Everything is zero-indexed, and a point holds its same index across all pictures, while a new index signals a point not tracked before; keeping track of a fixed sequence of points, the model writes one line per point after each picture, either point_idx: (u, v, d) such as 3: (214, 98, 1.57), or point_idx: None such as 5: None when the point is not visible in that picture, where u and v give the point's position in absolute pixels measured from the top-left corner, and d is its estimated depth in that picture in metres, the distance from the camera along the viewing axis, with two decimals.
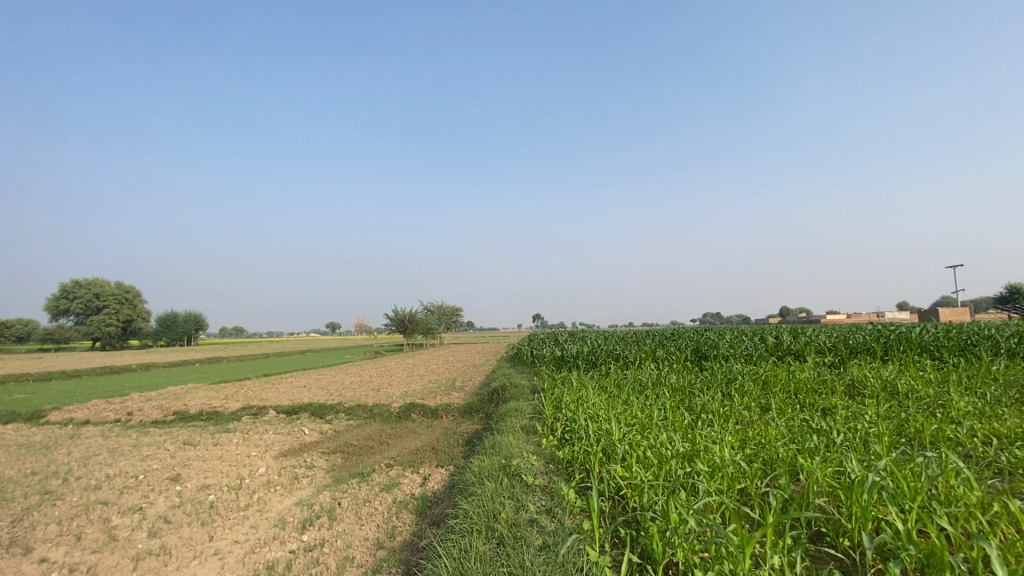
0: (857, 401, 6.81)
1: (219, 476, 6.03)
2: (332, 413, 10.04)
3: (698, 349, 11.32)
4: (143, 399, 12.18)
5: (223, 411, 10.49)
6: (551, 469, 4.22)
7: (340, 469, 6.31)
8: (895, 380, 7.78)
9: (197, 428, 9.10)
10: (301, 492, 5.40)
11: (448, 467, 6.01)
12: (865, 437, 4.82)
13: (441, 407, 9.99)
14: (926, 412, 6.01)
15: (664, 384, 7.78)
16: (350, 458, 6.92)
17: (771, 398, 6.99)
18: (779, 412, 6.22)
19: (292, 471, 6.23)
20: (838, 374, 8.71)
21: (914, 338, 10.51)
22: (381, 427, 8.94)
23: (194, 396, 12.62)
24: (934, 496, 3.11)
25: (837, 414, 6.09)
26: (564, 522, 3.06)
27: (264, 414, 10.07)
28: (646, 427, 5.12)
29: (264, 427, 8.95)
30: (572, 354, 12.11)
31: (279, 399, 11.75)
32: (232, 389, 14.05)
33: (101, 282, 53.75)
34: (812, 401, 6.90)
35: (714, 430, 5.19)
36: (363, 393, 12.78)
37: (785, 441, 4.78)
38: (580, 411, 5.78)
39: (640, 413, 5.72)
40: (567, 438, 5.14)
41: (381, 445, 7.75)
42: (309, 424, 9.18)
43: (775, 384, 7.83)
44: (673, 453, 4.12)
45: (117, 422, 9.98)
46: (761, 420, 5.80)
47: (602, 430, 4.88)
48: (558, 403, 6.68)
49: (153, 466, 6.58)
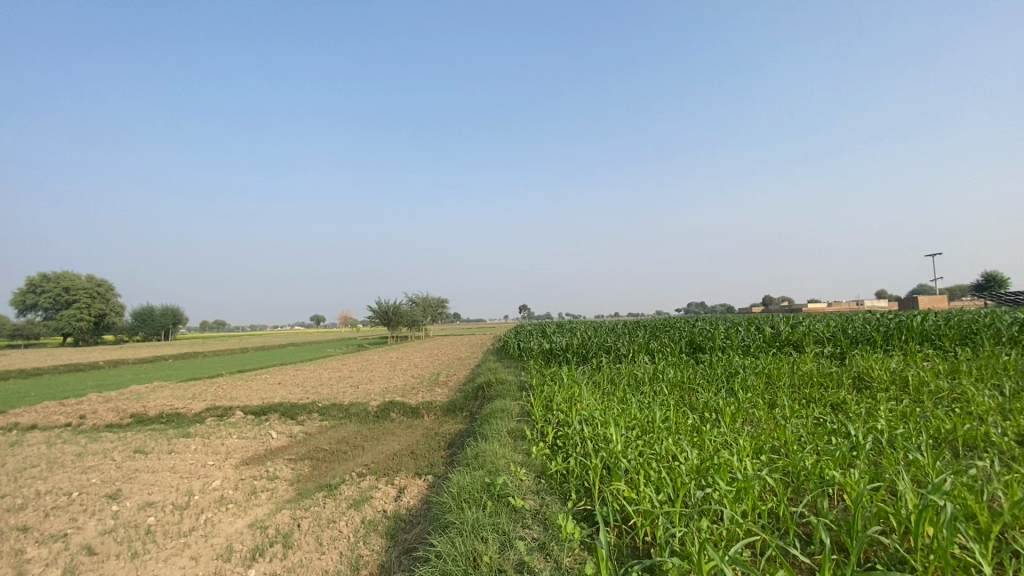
0: (869, 397, 6.30)
1: (165, 492, 5.32)
2: (304, 414, 9.30)
3: (692, 340, 10.85)
4: (101, 400, 11.29)
5: (186, 412, 9.69)
6: (543, 487, 3.61)
7: (305, 481, 5.61)
8: (904, 373, 7.34)
9: (153, 432, 8.34)
10: (256, 512, 4.72)
11: (427, 477, 5.35)
12: (895, 440, 4.29)
13: (422, 406, 9.34)
14: (946, 409, 5.55)
15: (663, 379, 7.20)
16: (319, 466, 6.23)
17: (777, 393, 6.48)
18: (789, 410, 5.69)
19: (250, 485, 5.53)
20: (842, 365, 8.25)
21: (915, 326, 10.08)
22: (357, 429, 8.25)
23: (158, 396, 11.80)
24: (1010, 522, 2.58)
25: (853, 411, 5.60)
26: (562, 566, 2.48)
27: (231, 416, 9.33)
28: (648, 433, 4.54)
29: (227, 431, 8.22)
30: (561, 346, 11.50)
31: (249, 399, 10.96)
32: (200, 387, 13.23)
33: (72, 276, 51.86)
34: (822, 397, 6.38)
35: (725, 433, 4.63)
36: (340, 390, 12.08)
37: (806, 445, 4.25)
38: (573, 412, 5.17)
39: (640, 415, 5.15)
40: (560, 446, 4.52)
41: (356, 449, 7.09)
42: (278, 427, 8.44)
43: (779, 376, 7.33)
44: (685, 466, 3.54)
45: (67, 426, 9.16)
46: (772, 420, 5.26)
47: (600, 438, 4.28)
48: (549, 402, 6.05)
49: (93, 480, 5.83)
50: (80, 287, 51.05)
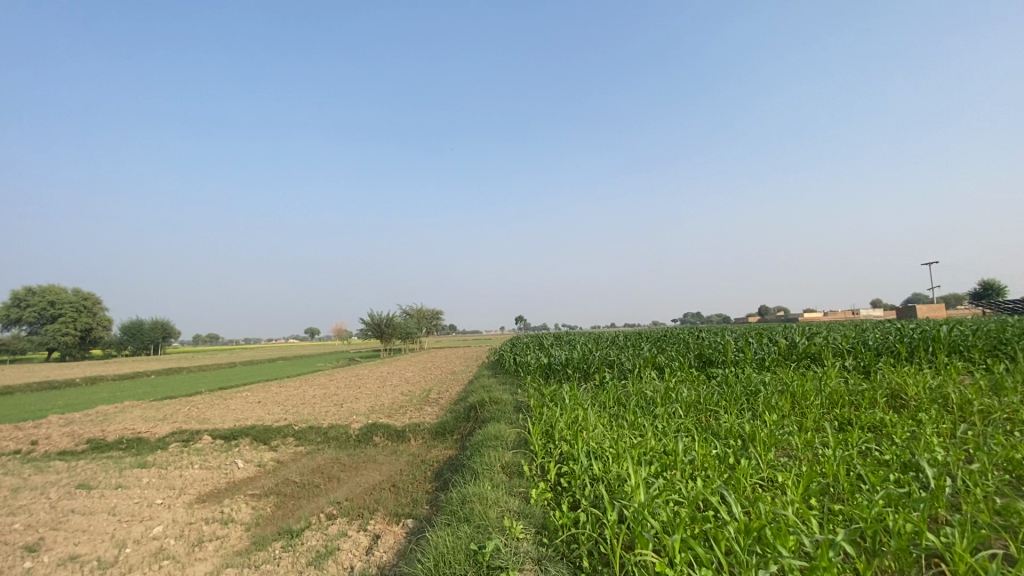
0: (912, 421, 5.56)
1: (95, 542, 4.49)
2: (278, 439, 8.44)
3: (702, 354, 10.07)
4: (61, 423, 10.35)
5: (148, 437, 8.79)
6: (547, 554, 2.84)
7: (264, 526, 4.76)
8: (944, 389, 6.60)
9: (106, 461, 7.46)
10: (196, 570, 3.89)
11: (406, 522, 4.51)
12: (972, 479, 3.59)
13: (409, 428, 8.51)
14: (1012, 435, 4.81)
15: (676, 400, 6.41)
16: (284, 505, 5.38)
17: (806, 416, 5.72)
18: (829, 437, 4.94)
19: (198, 532, 4.68)
20: (871, 381, 7.49)
21: (941, 337, 9.35)
22: (335, 456, 7.43)
23: (123, 417, 10.86)
24: None
25: (900, 439, 4.89)
26: None
27: (198, 442, 8.45)
28: (671, 472, 3.80)
29: (189, 459, 7.34)
30: (560, 361, 10.70)
31: (223, 420, 10.08)
32: (172, 406, 12.30)
33: (58, 291, 50.71)
34: (859, 420, 5.63)
35: (762, 473, 3.90)
36: (322, 410, 11.21)
37: (868, 491, 3.51)
38: (579, 443, 4.39)
39: (659, 445, 4.38)
40: (566, 488, 3.74)
41: (329, 482, 6.23)
42: (247, 454, 7.58)
43: (806, 395, 6.57)
44: (728, 523, 2.80)
45: (14, 454, 8.25)
46: (812, 454, 4.52)
47: (615, 480, 3.53)
48: (549, 428, 5.25)
49: (15, 525, 4.97)
50: (67, 301, 49.87)
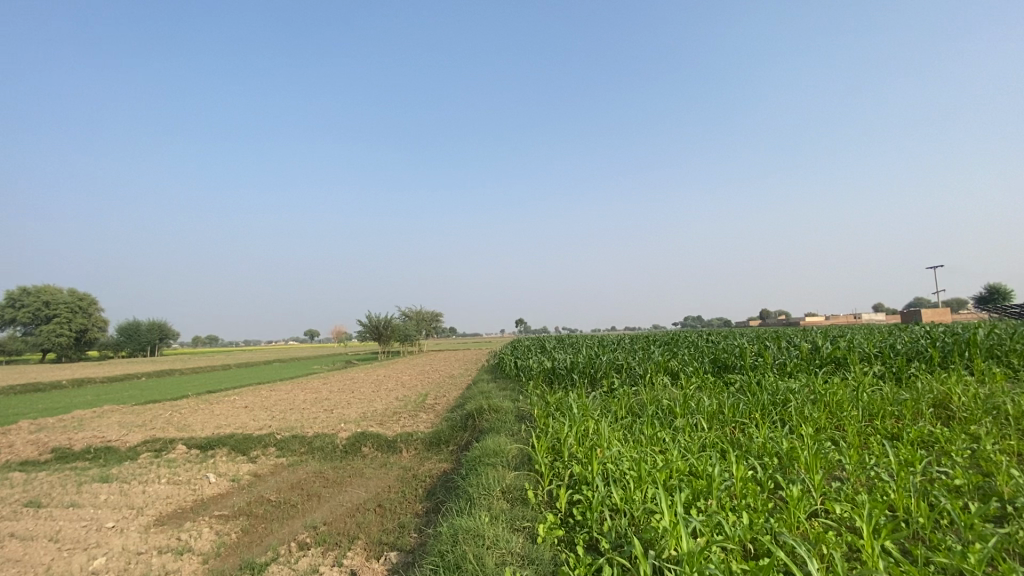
0: (971, 435, 4.88)
1: None
2: (258, 449, 7.78)
3: (717, 360, 9.38)
4: (31, 430, 9.68)
5: (119, 446, 8.11)
6: None
7: (225, 558, 4.09)
8: (996, 399, 5.90)
9: (65, 474, 6.76)
10: None
11: (389, 555, 3.84)
12: None
13: (401, 437, 7.82)
14: None
15: (696, 410, 5.72)
16: (252, 530, 4.70)
17: (847, 430, 5.04)
18: (881, 455, 4.25)
19: (146, 565, 3.99)
20: (910, 389, 6.78)
21: (978, 341, 8.63)
22: (318, 469, 6.76)
23: (99, 423, 10.20)
24: None
25: (965, 458, 4.20)
26: None
27: (171, 452, 7.78)
28: (706, 503, 3.14)
29: (157, 472, 6.65)
30: (565, 366, 9.97)
31: (203, 427, 9.40)
32: (153, 411, 11.60)
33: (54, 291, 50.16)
34: (908, 434, 4.93)
35: (817, 504, 3.23)
36: (311, 416, 10.53)
37: (957, 534, 2.81)
38: (594, 464, 3.72)
39: (687, 467, 3.71)
40: (579, 522, 3.09)
41: (309, 499, 5.56)
42: (222, 467, 6.92)
43: (841, 405, 5.89)
44: None
45: None
46: (867, 477, 3.85)
47: (643, 515, 2.86)
48: (556, 442, 4.57)
49: None
50: (62, 301, 49.25)
